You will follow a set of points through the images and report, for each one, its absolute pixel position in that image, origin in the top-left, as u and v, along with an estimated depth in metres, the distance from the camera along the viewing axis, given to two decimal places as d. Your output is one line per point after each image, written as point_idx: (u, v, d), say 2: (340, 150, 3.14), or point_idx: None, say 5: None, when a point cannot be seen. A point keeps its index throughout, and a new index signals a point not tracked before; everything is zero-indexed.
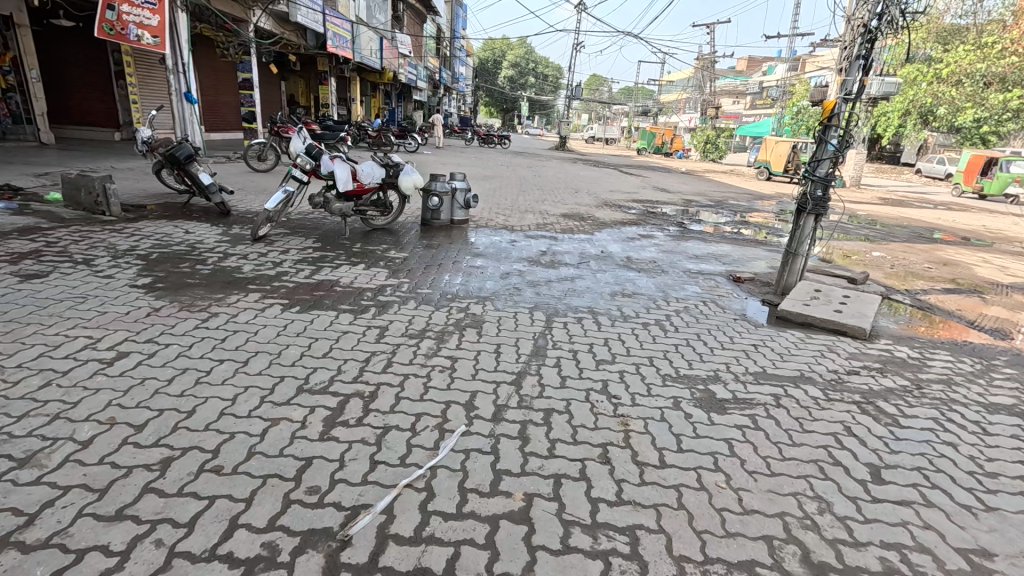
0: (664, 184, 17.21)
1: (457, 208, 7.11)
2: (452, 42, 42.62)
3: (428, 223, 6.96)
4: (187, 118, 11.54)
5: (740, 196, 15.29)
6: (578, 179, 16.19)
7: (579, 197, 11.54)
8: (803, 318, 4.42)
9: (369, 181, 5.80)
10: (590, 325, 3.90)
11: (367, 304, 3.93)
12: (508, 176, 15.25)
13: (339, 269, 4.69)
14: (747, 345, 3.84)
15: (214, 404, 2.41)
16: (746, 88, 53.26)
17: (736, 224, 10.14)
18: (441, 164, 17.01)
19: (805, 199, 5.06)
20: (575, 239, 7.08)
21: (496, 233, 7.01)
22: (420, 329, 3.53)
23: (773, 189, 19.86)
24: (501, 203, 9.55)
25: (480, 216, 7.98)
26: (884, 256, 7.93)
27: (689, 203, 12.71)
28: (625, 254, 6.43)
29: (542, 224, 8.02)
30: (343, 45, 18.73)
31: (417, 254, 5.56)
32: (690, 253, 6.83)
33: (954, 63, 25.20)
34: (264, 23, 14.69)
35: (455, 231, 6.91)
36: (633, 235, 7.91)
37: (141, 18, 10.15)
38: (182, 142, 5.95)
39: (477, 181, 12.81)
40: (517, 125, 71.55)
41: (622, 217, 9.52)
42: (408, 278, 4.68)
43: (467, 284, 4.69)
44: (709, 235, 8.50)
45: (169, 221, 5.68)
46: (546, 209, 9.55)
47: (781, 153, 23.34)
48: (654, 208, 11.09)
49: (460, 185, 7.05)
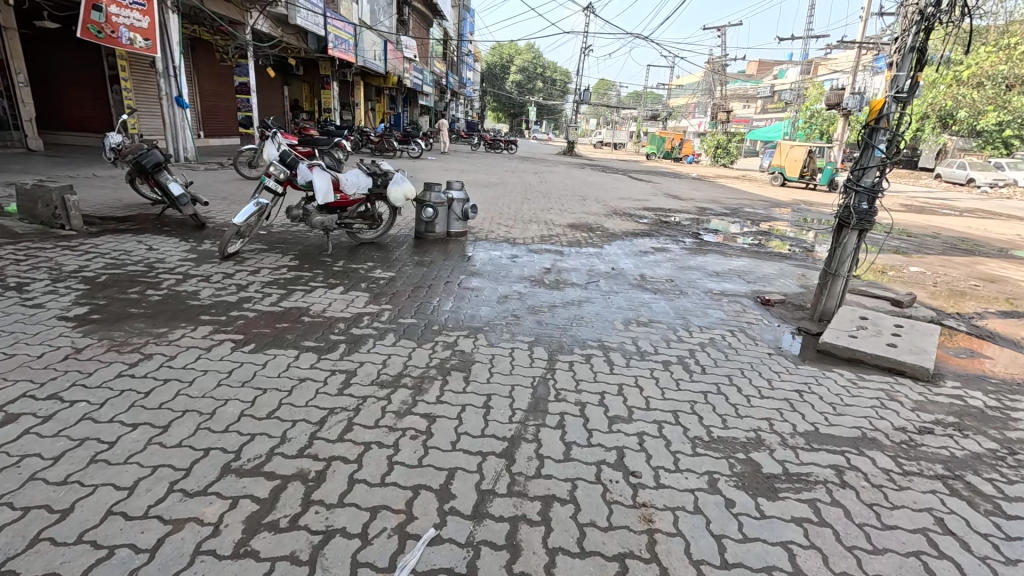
0: (676, 190, 16.59)
1: (454, 219, 6.53)
2: (459, 46, 42.34)
3: (422, 236, 6.39)
4: (179, 124, 11.11)
5: (756, 203, 14.64)
6: (587, 185, 15.63)
7: (586, 205, 10.95)
8: (851, 353, 3.78)
9: (352, 192, 5.24)
10: (600, 366, 3.27)
11: (336, 339, 3.34)
12: (513, 183, 14.71)
13: (313, 294, 4.11)
14: (789, 391, 3.20)
15: (101, 497, 1.83)
16: (757, 92, 52.57)
17: (755, 234, 9.49)
18: (444, 170, 16.52)
19: (847, 212, 4.42)
20: (582, 254, 6.47)
21: (496, 247, 6.42)
22: (395, 375, 2.93)
23: (789, 195, 19.17)
24: (503, 213, 8.98)
25: (479, 227, 7.39)
26: (923, 271, 7.26)
27: (703, 211, 12.06)
28: (637, 272, 5.80)
29: (546, 236, 7.43)
30: (345, 48, 18.32)
31: (406, 273, 4.98)
32: (709, 270, 6.20)
33: (975, 65, 24.66)
34: (263, 25, 14.28)
35: (451, 246, 6.32)
36: (645, 248, 7.29)
37: (131, 20, 9.65)
38: (149, 149, 5.44)
39: (480, 189, 12.27)
40: (525, 130, 71.15)
41: (633, 227, 8.90)
42: (391, 304, 4.08)
43: (458, 310, 4.09)
44: (727, 248, 7.86)
45: (133, 236, 5.15)
46: (551, 218, 8.97)
47: (796, 157, 22.60)
48: (667, 217, 10.47)
49: (457, 194, 6.48)
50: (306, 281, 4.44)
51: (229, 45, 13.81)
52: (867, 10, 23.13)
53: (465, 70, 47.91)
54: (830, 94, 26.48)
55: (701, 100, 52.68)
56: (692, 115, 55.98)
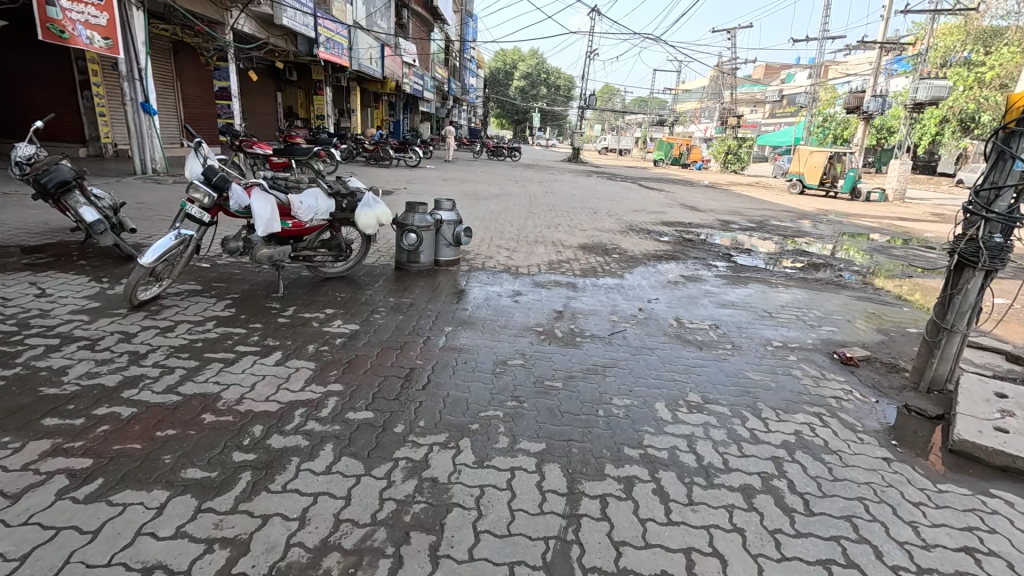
0: (692, 200, 15.42)
1: (444, 245, 5.46)
2: (461, 52, 41.56)
3: (403, 266, 5.24)
4: (146, 133, 10.06)
5: (781, 214, 13.45)
6: (597, 195, 14.50)
7: (598, 220, 9.79)
8: (1010, 462, 2.59)
9: (306, 218, 4.15)
10: (650, 507, 2.10)
11: (240, 462, 2.17)
12: (517, 193, 13.59)
13: (236, 368, 2.96)
14: (955, 552, 2.01)
15: None
16: (766, 96, 51.48)
17: (793, 254, 8.31)
18: (444, 181, 15.46)
19: (971, 247, 3.23)
20: (599, 288, 5.30)
21: (494, 281, 5.26)
22: (317, 550, 1.76)
23: (811, 204, 18.01)
24: (503, 232, 7.84)
25: (474, 253, 6.24)
26: (1008, 302, 6.06)
27: (727, 226, 10.87)
28: (669, 315, 4.63)
29: (554, 262, 6.27)
30: (336, 51, 17.36)
31: (376, 324, 3.83)
32: (758, 309, 5.04)
33: (998, 66, 23.23)
34: (245, 26, 13.27)
35: (439, 280, 5.15)
36: (672, 277, 6.12)
37: (86, 16, 8.41)
38: (56, 166, 4.32)
39: (480, 202, 11.15)
40: (529, 137, 70.31)
41: (653, 248, 7.74)
42: (344, 381, 2.93)
43: (437, 391, 2.92)
44: (767, 274, 6.68)
45: (28, 277, 4.03)
46: (560, 238, 7.81)
47: (816, 163, 21.44)
48: (689, 234, 9.32)
49: (447, 216, 5.38)
50: (237, 343, 3.30)
51: (209, 47, 12.80)
52: (888, 8, 22.01)
53: (468, 77, 47.26)
54: (848, 97, 25.35)
55: (708, 105, 51.65)
56: (699, 120, 54.95)
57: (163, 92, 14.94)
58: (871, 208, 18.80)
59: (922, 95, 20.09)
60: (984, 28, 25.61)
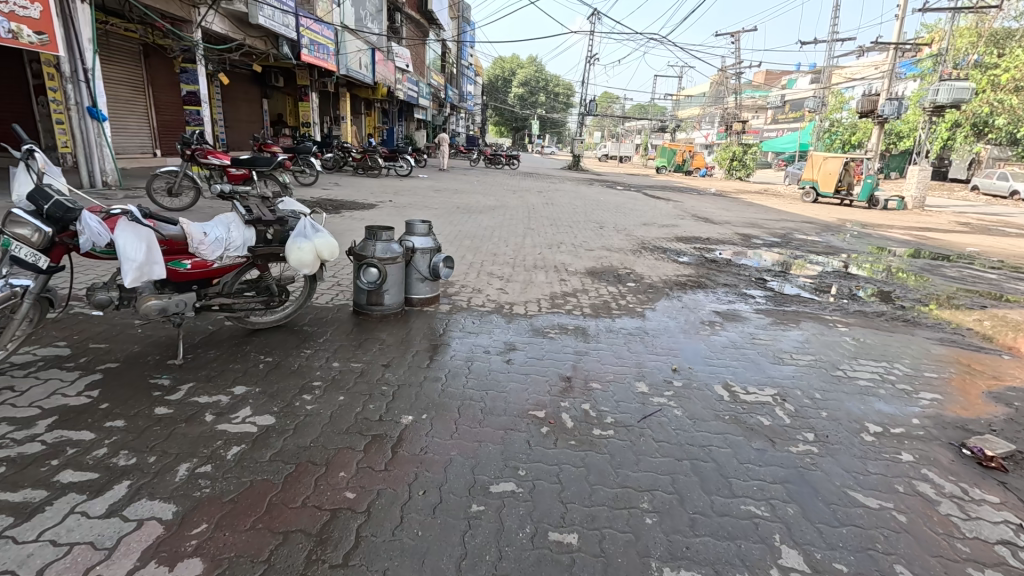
0: (704, 211, 14.31)
1: (417, 280, 4.34)
2: (458, 59, 40.80)
3: (364, 311, 4.04)
4: (93, 140, 8.93)
5: (803, 227, 12.35)
6: (602, 206, 13.38)
7: (606, 238, 8.65)
8: None
9: (214, 256, 2.99)
10: None
11: None
12: (515, 205, 12.48)
13: (28, 530, 1.76)
14: None
15: None
16: (768, 102, 50.78)
17: (834, 276, 7.17)
18: (436, 191, 14.35)
19: None
20: (616, 337, 4.11)
21: (480, 328, 4.06)
22: None
23: (829, 214, 16.97)
24: (494, 255, 6.67)
25: (457, 287, 5.05)
26: None
27: (749, 242, 9.74)
28: (712, 379, 3.43)
29: (556, 296, 5.10)
30: (321, 54, 16.36)
31: (303, 413, 2.63)
32: (826, 365, 3.84)
33: (1014, 68, 22.22)
34: (216, 25, 12.22)
35: (409, 328, 3.95)
36: (704, 315, 4.94)
37: (12, 7, 7.22)
38: None
39: (472, 216, 10.01)
40: (528, 145, 69.51)
41: (673, 274, 6.57)
42: (208, 552, 1.73)
43: (365, 570, 1.72)
44: (815, 307, 5.51)
45: None
46: (563, 261, 6.65)
47: (831, 170, 20.44)
48: (710, 253, 8.18)
49: (420, 243, 4.29)
50: (65, 466, 2.10)
51: (170, 40, 11.61)
52: (901, 8, 21.11)
53: (466, 84, 46.48)
54: (860, 101, 24.36)
55: (709, 111, 50.82)
56: (701, 126, 54.11)
57: (133, 98, 13.83)
58: (892, 218, 17.73)
59: (941, 98, 19.02)
60: (995, 30, 24.75)
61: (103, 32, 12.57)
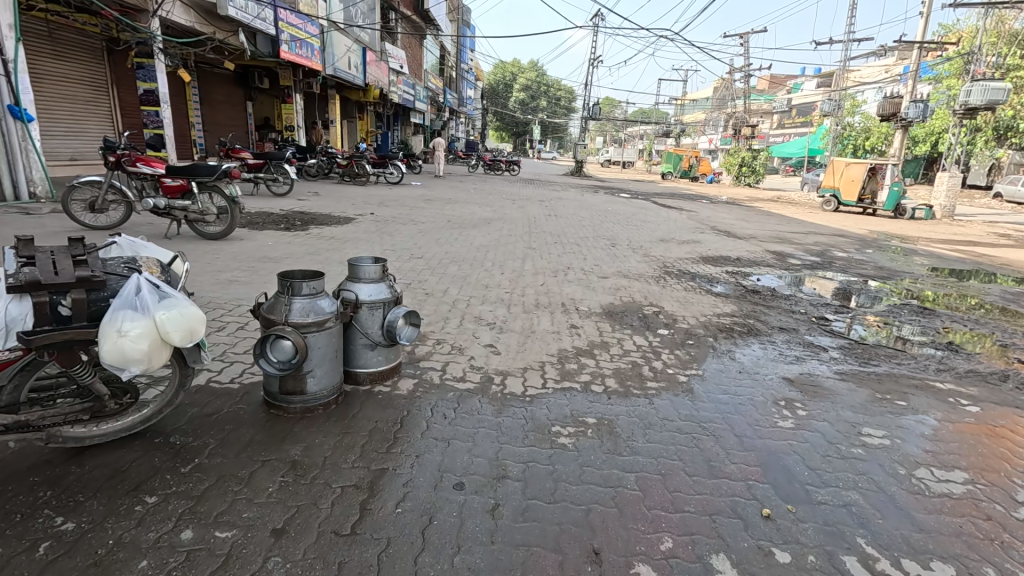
0: (725, 224, 13.02)
1: (366, 346, 2.98)
2: (458, 63, 39.72)
3: (276, 403, 2.65)
4: (19, 144, 7.61)
5: (839, 242, 11.04)
6: (612, 218, 12.08)
7: (621, 260, 7.32)
8: None
9: None
10: None
11: None
12: (516, 217, 11.20)
13: None
14: None
15: None
16: (774, 107, 49.69)
17: (908, 311, 5.83)
18: (429, 201, 13.04)
19: None
20: (660, 439, 2.72)
21: (456, 428, 2.67)
22: None
23: (857, 225, 15.71)
24: (486, 289, 5.31)
25: (429, 347, 3.67)
26: None
27: (786, 262, 8.43)
28: (835, 544, 2.04)
29: (566, 357, 3.72)
30: (304, 52, 15.38)
31: None
32: (996, 494, 2.45)
33: None
34: (180, 16, 10.96)
35: (343, 432, 2.56)
36: (772, 385, 3.55)
37: None
38: None
39: (465, 232, 8.69)
40: (529, 151, 68.37)
41: (711, 313, 5.21)
42: None
43: None
44: (911, 365, 4.14)
45: None
46: (573, 297, 5.29)
47: (853, 177, 19.16)
48: (747, 279, 6.86)
49: (370, 293, 2.93)
50: None
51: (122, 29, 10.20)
52: (926, 5, 19.90)
53: (466, 88, 45.51)
54: (880, 105, 23.14)
55: (714, 116, 49.77)
56: (706, 131, 53.06)
57: (94, 99, 12.47)
58: (923, 229, 16.45)
59: (973, 99, 17.75)
60: None
61: (58, 25, 11.17)
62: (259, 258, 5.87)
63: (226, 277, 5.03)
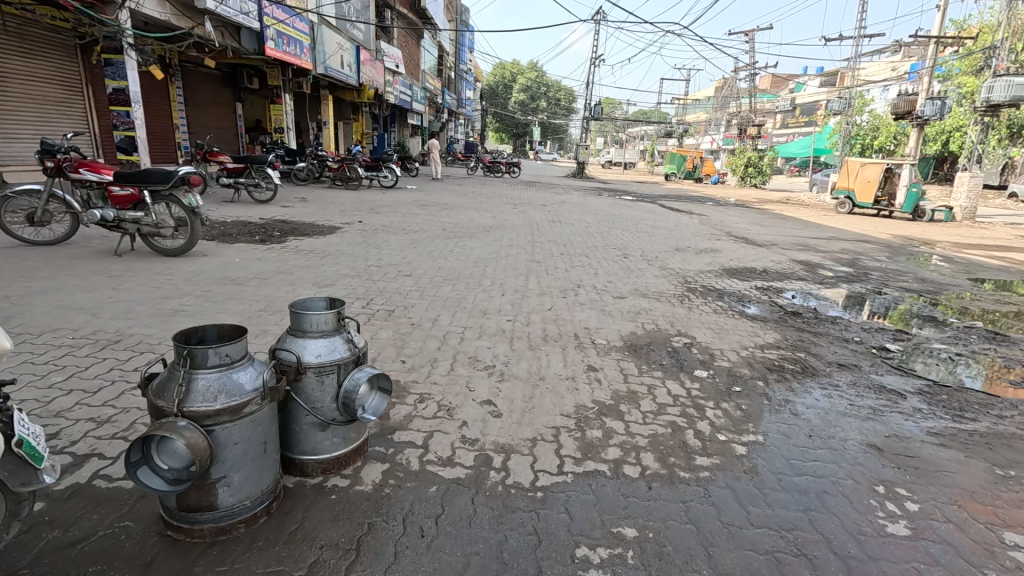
0: (740, 229, 12.21)
1: (316, 424, 2.15)
2: (456, 64, 38.99)
3: (175, 523, 1.80)
4: None
5: (867, 250, 10.23)
6: (621, 225, 11.29)
7: (636, 276, 6.51)
8: None
9: None
10: None
11: None
12: (518, 223, 10.40)
13: None
14: None
15: None
16: (777, 106, 48.96)
17: (977, 338, 5.00)
18: (425, 206, 12.25)
19: None
20: (733, 569, 1.88)
21: (439, 559, 1.82)
22: None
23: (876, 228, 14.91)
24: (485, 316, 4.48)
25: (409, 409, 2.83)
26: None
27: (817, 274, 7.63)
28: None
29: (587, 419, 2.88)
30: (292, 49, 14.62)
31: None
32: None
33: None
34: (154, 8, 10.18)
35: (268, 574, 1.71)
36: (858, 458, 2.71)
37: None
38: None
39: (462, 243, 7.89)
40: (529, 152, 67.62)
41: (752, 343, 4.39)
42: None
43: None
44: (1016, 419, 3.31)
45: None
46: (587, 327, 4.46)
47: (869, 178, 18.35)
48: (781, 297, 6.08)
49: (319, 351, 2.11)
50: None
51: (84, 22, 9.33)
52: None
53: (465, 90, 44.86)
54: (893, 103, 22.33)
55: (716, 116, 49.02)
56: (709, 132, 52.30)
57: (66, 99, 11.62)
58: (945, 232, 15.66)
59: (995, 96, 16.90)
60: None
61: (24, 20, 10.30)
62: (220, 278, 5.03)
63: (172, 305, 4.19)
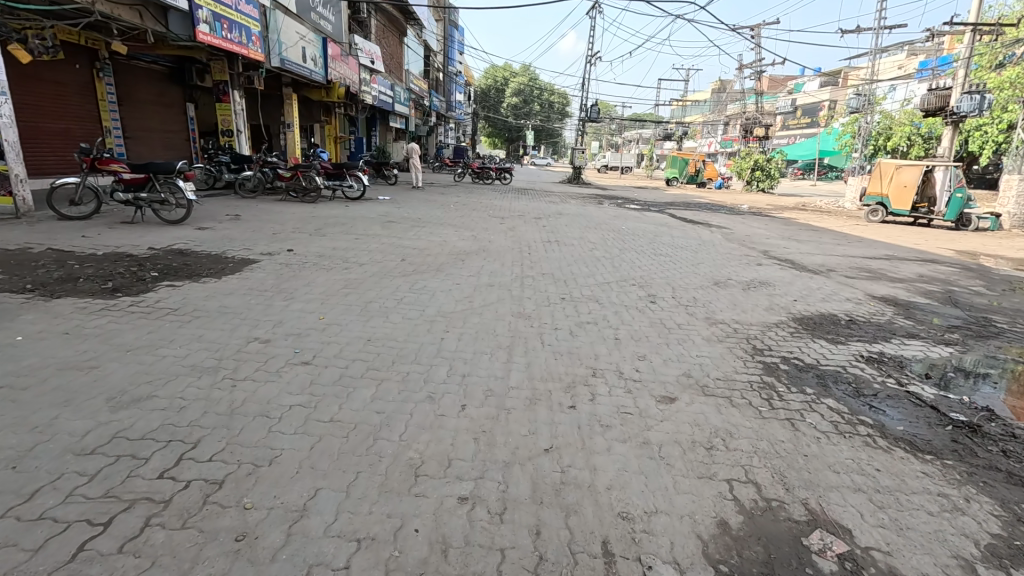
0: (778, 248, 9.98)
1: None
2: (445, 64, 36.81)
3: None
4: None
5: (950, 277, 7.99)
6: (635, 245, 9.00)
7: (679, 344, 4.21)
8: None
9: None
10: None
11: None
12: (503, 246, 8.10)
13: None
14: None
15: None
16: (778, 107, 47.09)
17: None
18: (392, 222, 9.93)
19: None
20: None
21: None
22: None
23: (927, 242, 12.71)
24: (414, 497, 2.14)
25: None
26: None
27: (926, 325, 5.38)
28: None
29: None
30: (236, 36, 12.29)
31: None
32: None
33: None
34: None
35: None
36: None
37: None
38: None
39: (422, 283, 5.59)
40: (522, 157, 65.49)
41: (976, 553, 2.07)
42: None
43: None
44: None
45: None
46: (626, 516, 2.13)
47: (905, 182, 16.17)
48: (912, 382, 3.80)
49: None
50: None
51: None
52: None
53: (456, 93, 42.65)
54: (921, 99, 20.28)
55: (716, 118, 47.12)
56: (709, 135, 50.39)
57: None
58: (1004, 244, 13.49)
59: None
60: None
61: None
62: None
63: None
